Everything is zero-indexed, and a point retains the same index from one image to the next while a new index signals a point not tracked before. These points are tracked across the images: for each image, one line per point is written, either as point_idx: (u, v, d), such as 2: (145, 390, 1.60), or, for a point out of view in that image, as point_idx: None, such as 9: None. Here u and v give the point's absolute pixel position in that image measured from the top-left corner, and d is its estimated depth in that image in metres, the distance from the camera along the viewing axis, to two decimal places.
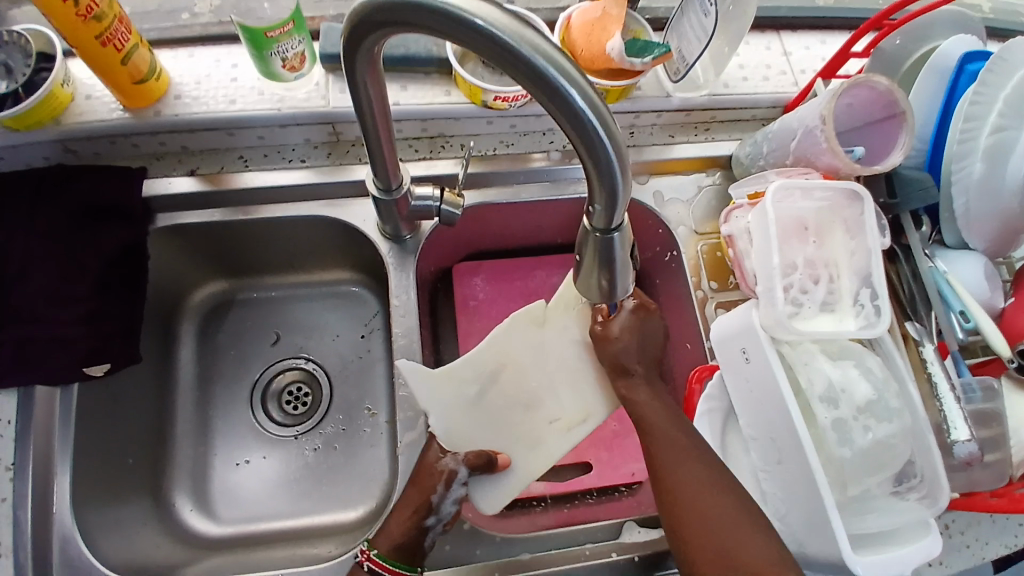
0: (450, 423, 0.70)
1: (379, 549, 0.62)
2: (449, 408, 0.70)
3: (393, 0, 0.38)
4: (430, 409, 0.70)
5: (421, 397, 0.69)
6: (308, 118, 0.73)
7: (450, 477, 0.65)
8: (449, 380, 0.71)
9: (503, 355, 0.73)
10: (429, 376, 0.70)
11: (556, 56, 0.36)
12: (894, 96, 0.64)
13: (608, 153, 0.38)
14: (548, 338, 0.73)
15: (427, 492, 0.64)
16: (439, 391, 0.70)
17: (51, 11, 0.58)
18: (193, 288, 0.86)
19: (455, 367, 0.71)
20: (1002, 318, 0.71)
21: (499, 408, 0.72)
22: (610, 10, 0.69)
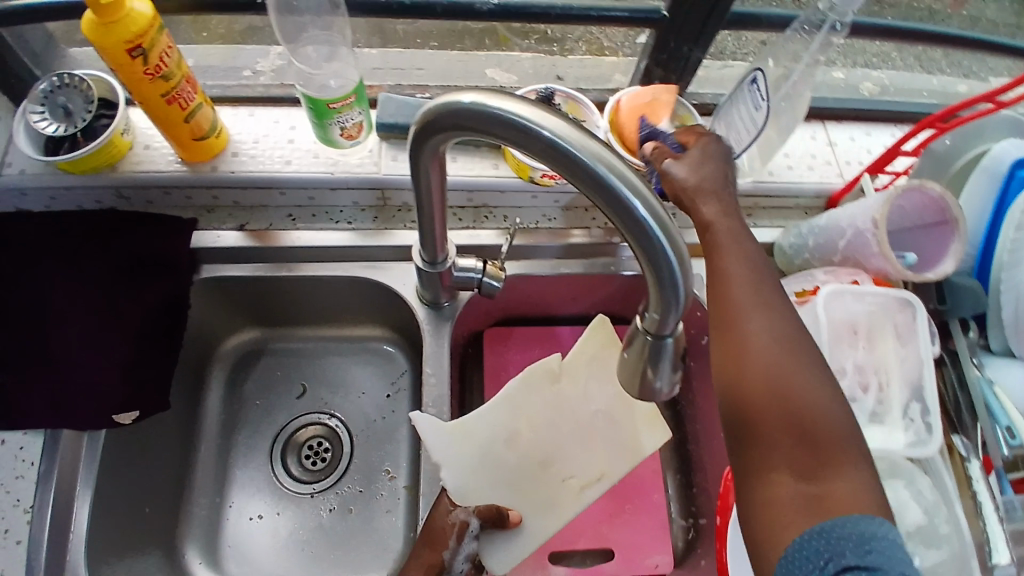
0: (464, 478, 0.66)
1: None
2: (467, 464, 0.67)
3: (465, 107, 0.39)
4: (446, 464, 0.66)
5: (436, 450, 0.66)
6: (359, 182, 0.76)
7: (463, 530, 0.62)
8: (470, 434, 0.68)
9: (522, 413, 0.71)
10: (447, 429, 0.67)
11: (625, 172, 0.36)
12: (945, 203, 0.64)
13: (669, 265, 0.38)
14: (562, 394, 0.72)
15: (440, 552, 0.60)
16: (456, 446, 0.67)
17: (120, 64, 0.60)
18: (227, 335, 0.87)
19: (470, 421, 0.69)
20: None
21: (514, 465, 0.68)
22: (659, 96, 0.72)
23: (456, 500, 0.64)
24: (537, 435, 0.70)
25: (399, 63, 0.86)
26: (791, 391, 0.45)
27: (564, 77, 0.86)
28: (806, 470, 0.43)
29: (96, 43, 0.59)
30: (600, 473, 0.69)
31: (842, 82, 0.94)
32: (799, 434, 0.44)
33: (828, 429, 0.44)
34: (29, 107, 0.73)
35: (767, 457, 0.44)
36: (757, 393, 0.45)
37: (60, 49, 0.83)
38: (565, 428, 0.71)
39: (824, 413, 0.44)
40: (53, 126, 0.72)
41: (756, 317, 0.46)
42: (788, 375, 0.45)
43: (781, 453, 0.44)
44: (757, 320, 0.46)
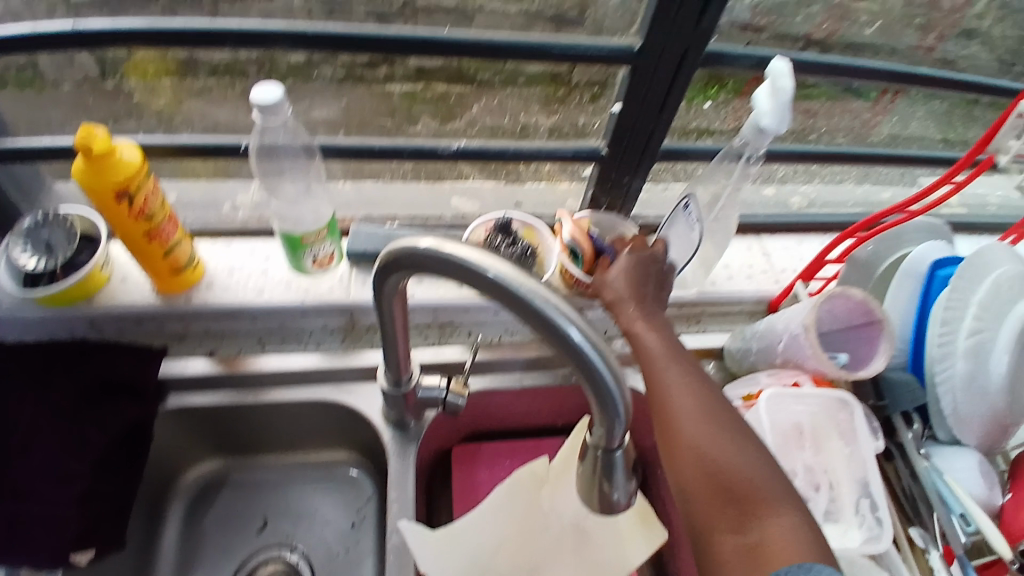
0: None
1: None
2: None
3: (421, 250, 0.44)
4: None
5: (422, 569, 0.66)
6: (329, 308, 0.79)
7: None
8: (459, 540, 0.68)
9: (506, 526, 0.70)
10: (433, 540, 0.67)
11: (562, 305, 0.41)
12: (869, 305, 0.70)
13: (608, 384, 0.41)
14: (548, 501, 0.69)
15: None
16: (441, 566, 0.66)
17: (106, 207, 0.64)
18: (188, 466, 0.85)
19: (459, 529, 0.68)
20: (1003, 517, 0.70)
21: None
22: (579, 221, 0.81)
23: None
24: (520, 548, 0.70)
25: (371, 195, 0.94)
26: (717, 453, 0.52)
27: (521, 203, 0.94)
28: (736, 519, 0.49)
29: (86, 188, 0.63)
30: None
31: (773, 199, 1.05)
32: (726, 488, 0.50)
33: (749, 484, 0.50)
34: (13, 241, 0.76)
35: (704, 510, 0.51)
36: (688, 453, 0.52)
37: (44, 182, 0.87)
38: (554, 535, 0.69)
39: (746, 471, 0.50)
40: (34, 261, 0.75)
41: (683, 388, 0.56)
42: (713, 438, 0.52)
43: (711, 506, 0.50)
44: (684, 392, 0.55)
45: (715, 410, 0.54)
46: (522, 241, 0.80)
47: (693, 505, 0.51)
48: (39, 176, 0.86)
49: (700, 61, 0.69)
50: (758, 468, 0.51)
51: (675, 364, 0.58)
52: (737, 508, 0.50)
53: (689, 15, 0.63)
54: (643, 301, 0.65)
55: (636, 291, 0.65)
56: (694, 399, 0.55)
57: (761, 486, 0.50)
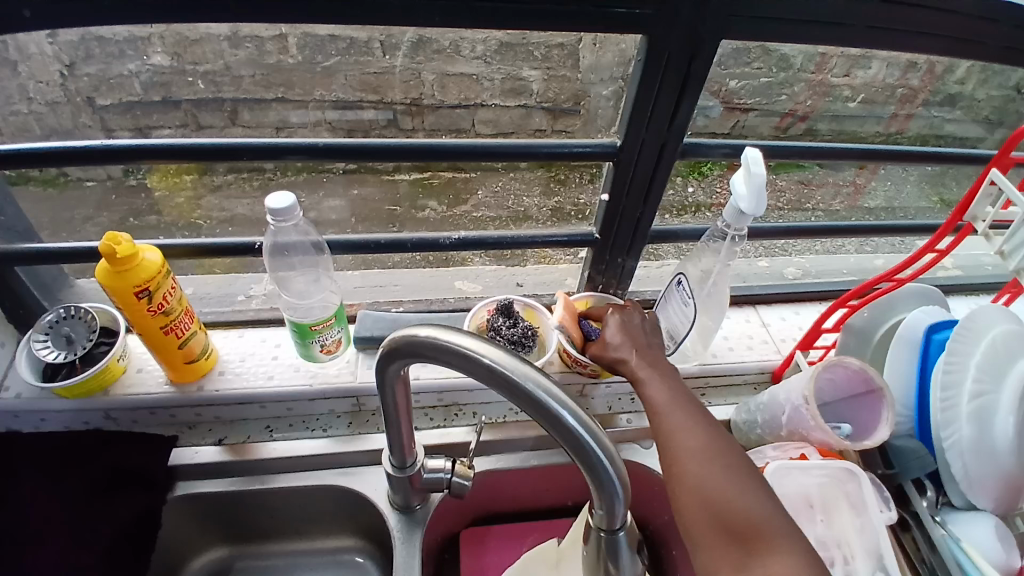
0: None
1: None
2: None
3: (421, 339, 0.46)
4: None
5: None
6: (336, 392, 0.81)
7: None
8: None
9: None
10: None
11: (555, 390, 0.42)
12: (868, 373, 0.70)
13: (605, 466, 0.42)
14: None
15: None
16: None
17: (126, 304, 0.68)
18: (194, 556, 0.84)
19: None
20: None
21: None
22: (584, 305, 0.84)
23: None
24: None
25: (378, 281, 0.99)
26: (720, 490, 0.51)
27: (522, 284, 0.98)
28: (741, 559, 0.47)
29: (108, 289, 0.66)
30: None
31: (767, 270, 1.08)
32: (730, 525, 0.49)
33: (753, 521, 0.48)
34: (33, 336, 0.79)
35: (709, 549, 0.49)
36: (691, 490, 0.52)
37: (68, 280, 0.92)
38: None
39: (749, 508, 0.49)
40: (55, 354, 0.79)
41: (688, 429, 0.56)
42: (716, 476, 0.52)
43: (716, 545, 0.48)
44: (689, 433, 0.56)
45: (719, 450, 0.54)
46: (524, 322, 0.83)
47: (698, 546, 0.50)
48: (62, 276, 0.92)
49: (677, 154, 0.75)
50: (763, 505, 0.49)
51: (681, 407, 0.59)
52: (742, 548, 0.48)
53: (662, 114, 0.70)
54: (644, 350, 0.68)
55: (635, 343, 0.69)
56: (698, 440, 0.55)
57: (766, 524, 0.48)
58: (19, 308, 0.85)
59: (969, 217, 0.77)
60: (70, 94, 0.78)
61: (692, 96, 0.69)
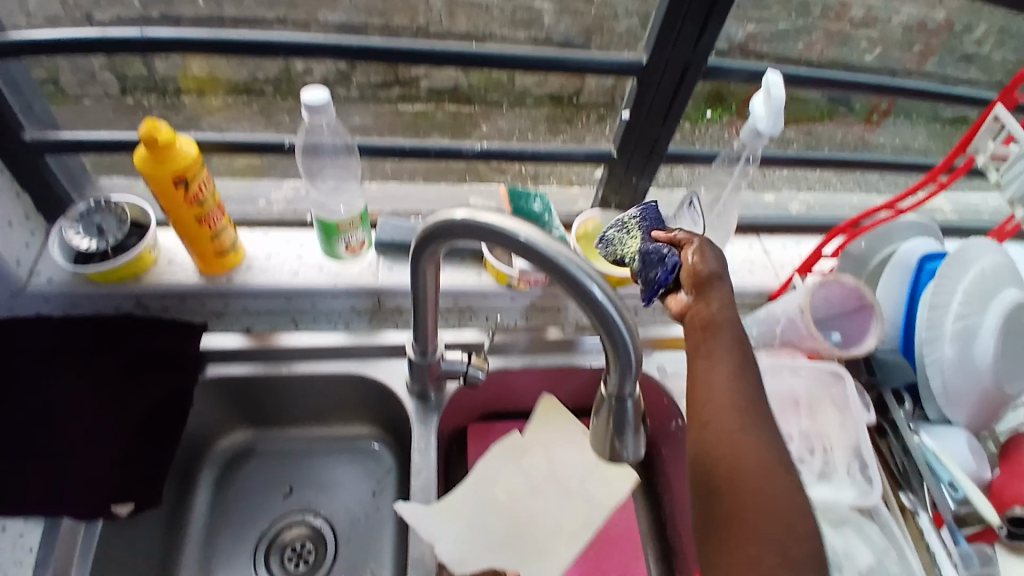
0: (460, 549, 0.72)
1: None
2: (458, 539, 0.73)
3: (457, 220, 0.49)
4: (438, 540, 0.72)
5: (424, 531, 0.72)
6: (358, 290, 0.86)
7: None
8: (458, 506, 0.75)
9: (501, 484, 0.79)
10: (434, 513, 0.73)
11: (583, 264, 0.46)
12: (861, 291, 0.76)
13: (622, 335, 0.47)
14: (533, 464, 0.81)
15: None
16: (446, 524, 0.73)
17: (166, 194, 0.71)
18: (221, 435, 0.92)
19: (457, 498, 0.76)
20: (991, 488, 0.74)
21: (501, 529, 0.76)
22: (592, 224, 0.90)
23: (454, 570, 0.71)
24: (516, 501, 0.78)
25: (396, 192, 1.01)
26: (730, 437, 0.50)
27: None
28: (722, 520, 0.49)
29: (146, 176, 0.69)
30: (583, 524, 0.77)
31: (773, 203, 1.10)
32: (725, 479, 0.49)
33: (748, 483, 0.49)
34: (66, 224, 0.83)
35: (704, 496, 0.50)
36: (707, 423, 0.52)
37: (91, 177, 0.94)
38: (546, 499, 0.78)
39: (765, 468, 0.49)
40: (87, 242, 0.83)
41: (719, 363, 0.54)
42: (743, 427, 0.51)
43: (706, 497, 0.50)
44: (717, 369, 0.54)
45: (739, 378, 0.53)
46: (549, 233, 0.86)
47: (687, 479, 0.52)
48: (87, 173, 0.93)
49: (699, 77, 0.77)
50: (772, 470, 0.49)
51: (723, 324, 0.56)
52: (730, 508, 0.49)
53: (689, 33, 0.72)
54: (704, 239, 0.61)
55: (697, 238, 0.62)
56: (728, 373, 0.54)
57: (747, 472, 0.49)
58: (51, 198, 0.87)
59: (971, 150, 0.81)
60: (69, 11, 0.78)
61: (719, 20, 0.71)
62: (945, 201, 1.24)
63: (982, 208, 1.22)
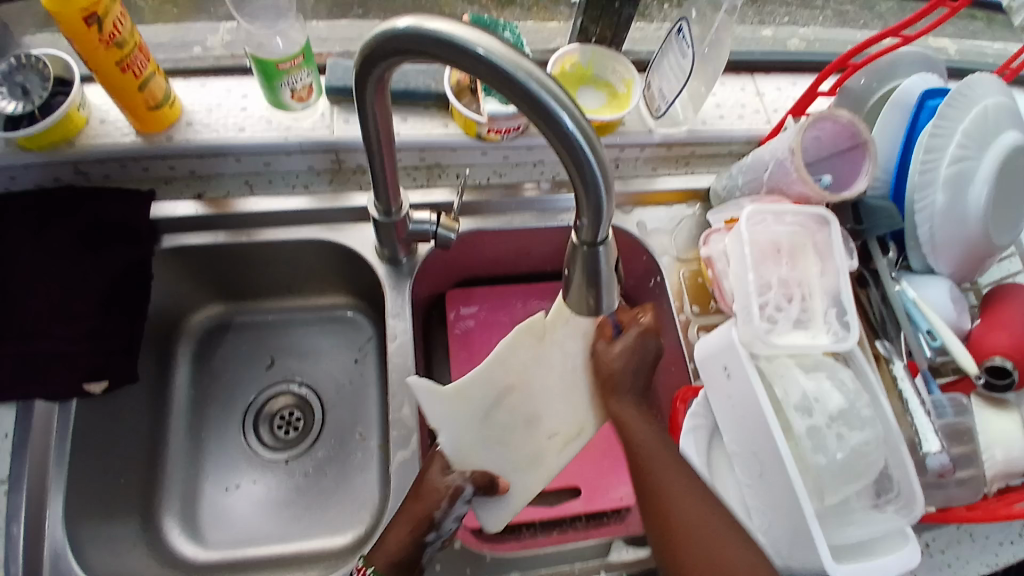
0: (461, 439, 0.63)
1: (375, 566, 0.61)
2: (456, 429, 0.62)
3: (403, 33, 0.42)
4: (440, 429, 0.61)
5: (432, 415, 0.61)
6: (313, 146, 0.79)
7: (457, 495, 0.63)
8: (465, 397, 0.62)
9: (506, 370, 0.62)
10: (442, 398, 0.60)
11: (550, 83, 0.40)
12: (856, 128, 0.71)
13: (592, 167, 0.41)
14: (547, 354, 0.62)
15: (429, 509, 0.62)
16: (450, 410, 0.61)
17: (76, 35, 0.61)
18: (193, 309, 0.89)
19: (466, 385, 0.61)
20: (969, 339, 0.73)
21: (502, 424, 0.64)
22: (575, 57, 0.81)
23: (451, 465, 0.64)
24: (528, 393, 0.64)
25: (348, 33, 0.90)
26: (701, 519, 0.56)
27: None
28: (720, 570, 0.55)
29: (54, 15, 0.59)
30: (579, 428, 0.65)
31: (770, 38, 0.99)
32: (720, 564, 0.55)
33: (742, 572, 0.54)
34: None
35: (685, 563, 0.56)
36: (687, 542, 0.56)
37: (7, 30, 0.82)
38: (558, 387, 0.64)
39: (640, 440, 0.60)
40: (13, 105, 0.72)
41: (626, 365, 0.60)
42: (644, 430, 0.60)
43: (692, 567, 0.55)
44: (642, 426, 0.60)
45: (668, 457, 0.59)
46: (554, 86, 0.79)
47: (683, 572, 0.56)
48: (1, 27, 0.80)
49: None
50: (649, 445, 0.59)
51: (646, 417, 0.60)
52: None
53: None
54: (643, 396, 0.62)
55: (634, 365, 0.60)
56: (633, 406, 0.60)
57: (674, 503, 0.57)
58: None
59: None
60: None
61: None
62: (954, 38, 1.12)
63: (992, 45, 1.11)
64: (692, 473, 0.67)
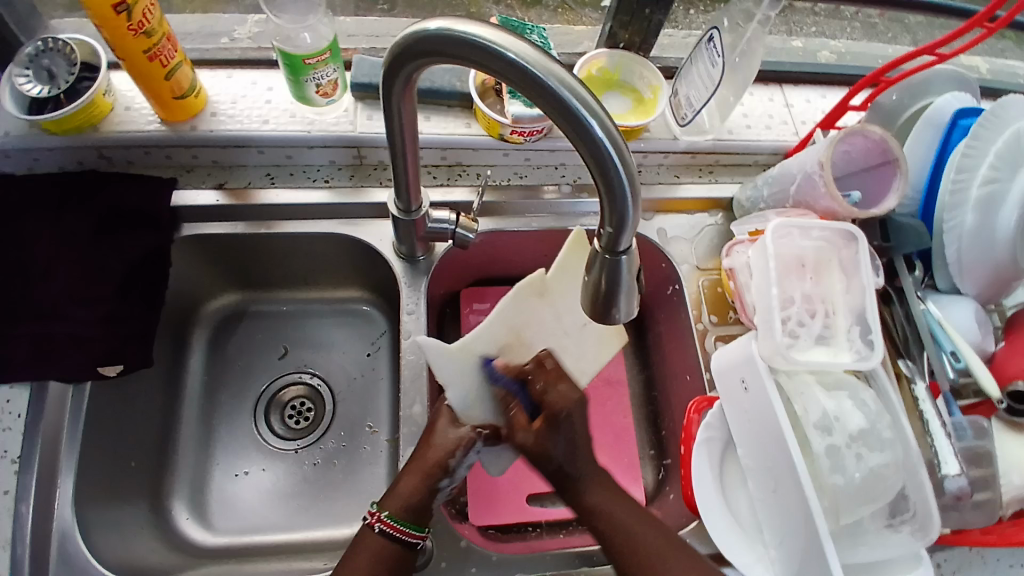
0: (472, 396, 0.64)
1: (389, 511, 0.58)
2: (468, 387, 0.63)
3: (433, 34, 0.41)
4: (450, 386, 0.63)
5: (441, 374, 0.63)
6: (336, 140, 0.79)
7: (470, 444, 0.61)
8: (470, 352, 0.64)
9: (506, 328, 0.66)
10: (450, 355, 0.63)
11: (579, 90, 0.39)
12: (887, 144, 0.70)
13: (619, 176, 0.40)
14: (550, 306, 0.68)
15: (443, 456, 0.61)
16: (461, 368, 0.63)
17: (105, 23, 0.61)
18: (209, 297, 0.89)
19: (474, 341, 0.64)
20: (991, 362, 0.72)
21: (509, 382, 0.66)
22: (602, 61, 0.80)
23: (459, 417, 0.63)
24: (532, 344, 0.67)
25: (375, 30, 0.90)
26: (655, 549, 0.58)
27: None
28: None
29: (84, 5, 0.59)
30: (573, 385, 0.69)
31: (800, 49, 0.98)
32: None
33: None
34: (14, 70, 0.73)
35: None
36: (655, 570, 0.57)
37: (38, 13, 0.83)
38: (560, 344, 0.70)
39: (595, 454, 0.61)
40: (38, 88, 0.73)
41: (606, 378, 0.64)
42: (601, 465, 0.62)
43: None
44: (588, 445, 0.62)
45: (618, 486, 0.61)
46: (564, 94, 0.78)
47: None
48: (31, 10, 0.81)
49: None
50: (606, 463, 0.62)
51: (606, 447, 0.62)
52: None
53: None
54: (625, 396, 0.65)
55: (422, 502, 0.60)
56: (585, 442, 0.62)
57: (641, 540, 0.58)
58: None
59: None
60: None
61: None
62: (988, 55, 1.10)
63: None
64: (704, 485, 0.66)
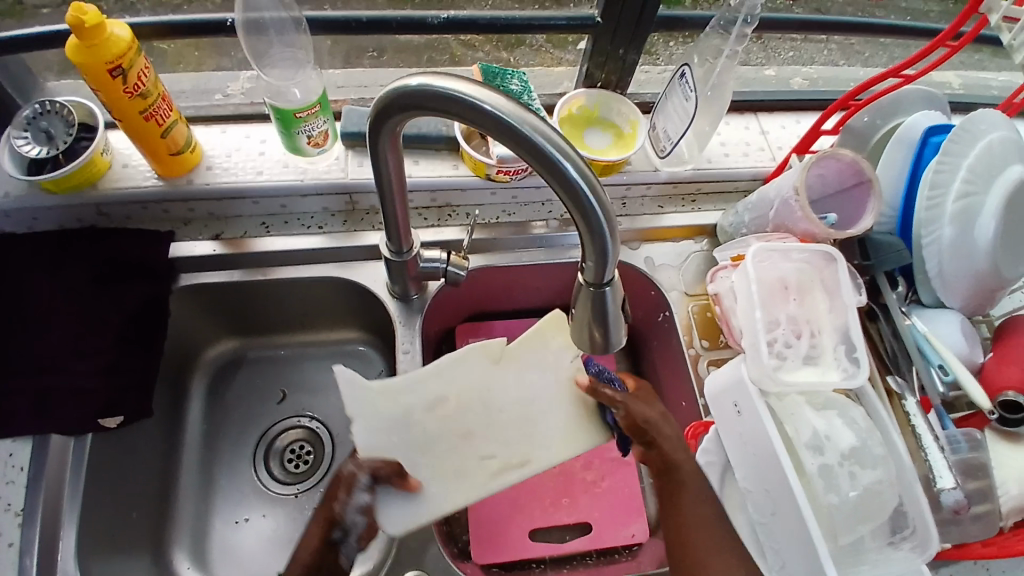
0: (375, 435, 0.64)
1: (288, 573, 0.60)
2: (374, 423, 0.65)
3: (414, 90, 0.44)
4: (356, 420, 0.64)
5: (350, 406, 0.64)
6: (328, 188, 0.81)
7: (351, 482, 0.62)
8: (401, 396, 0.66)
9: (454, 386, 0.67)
10: (369, 394, 0.65)
11: (553, 135, 0.41)
12: (859, 166, 0.72)
13: (596, 213, 0.42)
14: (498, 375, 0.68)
15: (329, 506, 0.62)
16: (369, 405, 0.65)
17: (102, 84, 0.64)
18: (207, 344, 0.90)
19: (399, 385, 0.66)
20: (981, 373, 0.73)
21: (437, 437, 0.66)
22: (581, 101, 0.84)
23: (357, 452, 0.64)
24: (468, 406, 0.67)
25: (363, 80, 0.94)
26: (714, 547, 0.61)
27: None
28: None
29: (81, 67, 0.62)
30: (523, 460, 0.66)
31: (773, 78, 1.02)
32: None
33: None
34: (12, 133, 0.75)
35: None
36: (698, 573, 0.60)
37: (38, 80, 0.86)
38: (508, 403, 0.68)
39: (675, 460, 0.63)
40: (37, 150, 0.75)
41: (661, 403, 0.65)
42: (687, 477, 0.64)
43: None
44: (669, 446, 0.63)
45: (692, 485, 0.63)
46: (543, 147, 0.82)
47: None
48: (32, 76, 0.84)
49: None
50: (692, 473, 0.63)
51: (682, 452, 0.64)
52: None
53: None
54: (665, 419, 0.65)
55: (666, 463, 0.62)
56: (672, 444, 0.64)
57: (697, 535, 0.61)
58: None
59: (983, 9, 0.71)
60: None
61: None
62: (955, 74, 1.14)
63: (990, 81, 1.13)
64: None
